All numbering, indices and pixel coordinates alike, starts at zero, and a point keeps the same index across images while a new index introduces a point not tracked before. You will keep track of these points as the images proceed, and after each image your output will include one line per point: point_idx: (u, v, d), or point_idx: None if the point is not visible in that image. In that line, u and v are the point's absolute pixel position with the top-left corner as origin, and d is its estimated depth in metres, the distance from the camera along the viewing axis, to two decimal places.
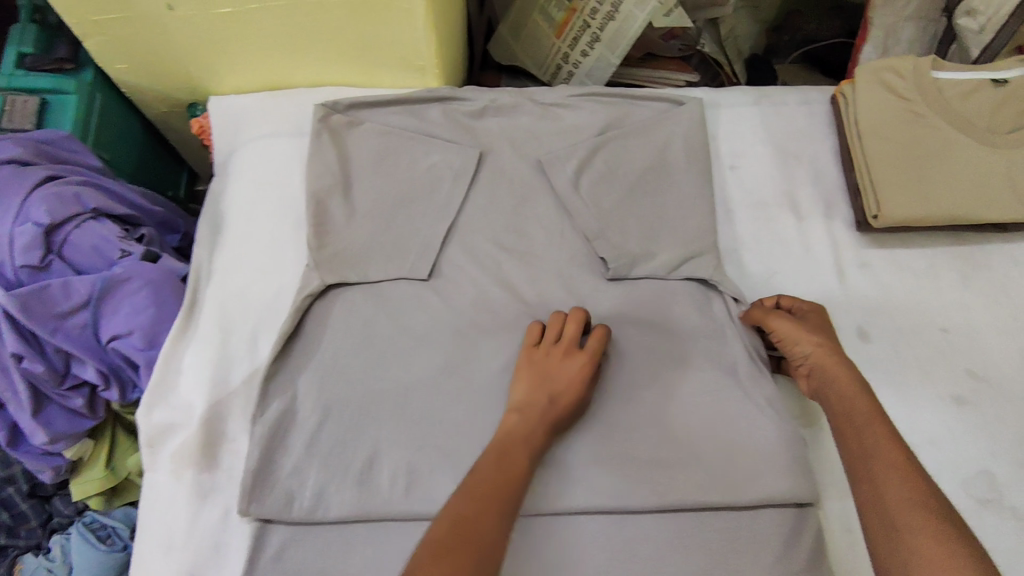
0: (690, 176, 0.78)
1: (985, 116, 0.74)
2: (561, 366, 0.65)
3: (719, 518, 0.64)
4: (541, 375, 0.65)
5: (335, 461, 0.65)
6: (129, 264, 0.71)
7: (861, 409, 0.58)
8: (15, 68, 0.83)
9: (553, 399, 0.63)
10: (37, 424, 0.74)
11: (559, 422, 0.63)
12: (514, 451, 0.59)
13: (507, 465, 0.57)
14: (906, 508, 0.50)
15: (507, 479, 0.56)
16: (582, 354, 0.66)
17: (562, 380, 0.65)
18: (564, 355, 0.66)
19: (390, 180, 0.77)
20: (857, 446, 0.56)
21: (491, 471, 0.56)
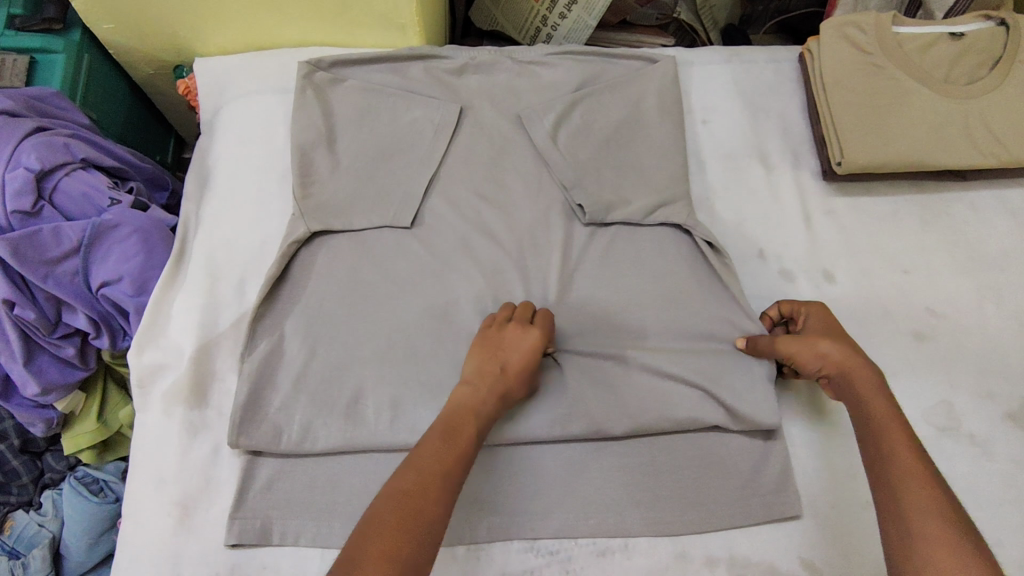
0: (663, 128, 0.81)
1: (942, 69, 0.78)
2: (513, 339, 0.64)
3: (689, 447, 0.68)
4: (494, 347, 0.64)
5: (322, 396, 0.68)
6: (118, 211, 0.74)
7: (882, 418, 0.56)
8: (5, 28, 0.85)
9: (504, 370, 0.63)
10: (29, 374, 0.76)
11: (510, 393, 0.62)
12: (464, 424, 0.58)
13: (454, 438, 0.56)
14: (919, 512, 0.49)
15: (453, 453, 0.55)
16: (534, 329, 0.65)
17: (521, 350, 0.64)
18: (516, 329, 0.65)
19: (373, 133, 0.79)
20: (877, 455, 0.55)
21: (440, 445, 0.55)
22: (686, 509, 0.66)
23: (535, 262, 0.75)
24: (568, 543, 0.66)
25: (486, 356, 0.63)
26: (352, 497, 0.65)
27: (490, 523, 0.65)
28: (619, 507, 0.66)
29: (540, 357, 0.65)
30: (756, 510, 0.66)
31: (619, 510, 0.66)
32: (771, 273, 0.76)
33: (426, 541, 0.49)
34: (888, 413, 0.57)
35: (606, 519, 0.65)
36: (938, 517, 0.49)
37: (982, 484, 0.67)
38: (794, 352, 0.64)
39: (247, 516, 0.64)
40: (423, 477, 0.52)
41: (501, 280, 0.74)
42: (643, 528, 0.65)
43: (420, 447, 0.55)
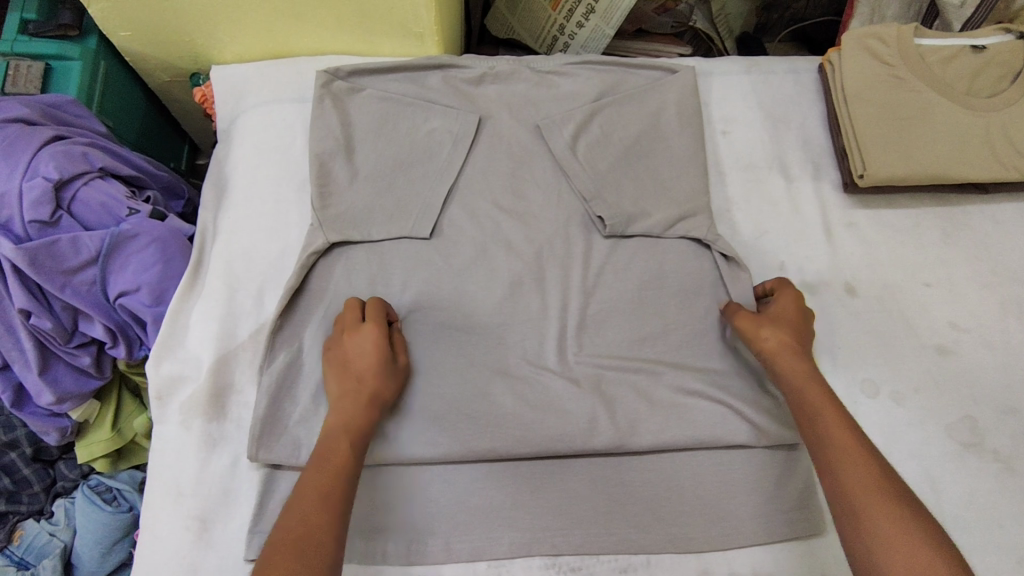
0: (684, 140, 0.80)
1: (964, 81, 0.78)
2: (354, 345, 0.65)
3: (713, 464, 0.67)
4: (340, 360, 0.65)
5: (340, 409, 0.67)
6: (137, 221, 0.73)
7: (815, 402, 0.59)
8: (19, 33, 0.84)
9: (362, 379, 0.63)
10: (43, 383, 0.75)
11: (380, 392, 0.63)
12: (334, 444, 0.59)
13: (326, 460, 0.57)
14: (863, 488, 0.52)
15: (328, 473, 0.56)
16: (370, 326, 0.65)
17: (367, 349, 0.64)
18: (352, 333, 0.65)
19: (391, 143, 0.79)
20: (816, 439, 0.57)
21: (316, 474, 0.56)
22: (709, 525, 0.65)
23: (555, 273, 0.74)
24: (590, 560, 0.65)
25: (337, 373, 0.64)
26: (372, 510, 0.65)
27: (512, 538, 0.64)
28: (641, 522, 0.66)
29: (388, 347, 0.65)
30: (780, 527, 0.65)
31: (639, 527, 0.65)
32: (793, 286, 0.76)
33: (322, 557, 0.51)
34: (822, 397, 0.60)
35: (628, 536, 0.65)
36: (895, 515, 0.50)
37: (1007, 501, 0.67)
38: (743, 330, 0.67)
39: (266, 531, 0.64)
40: (308, 509, 0.54)
41: (521, 293, 0.73)
42: (665, 544, 0.65)
43: (301, 482, 0.56)
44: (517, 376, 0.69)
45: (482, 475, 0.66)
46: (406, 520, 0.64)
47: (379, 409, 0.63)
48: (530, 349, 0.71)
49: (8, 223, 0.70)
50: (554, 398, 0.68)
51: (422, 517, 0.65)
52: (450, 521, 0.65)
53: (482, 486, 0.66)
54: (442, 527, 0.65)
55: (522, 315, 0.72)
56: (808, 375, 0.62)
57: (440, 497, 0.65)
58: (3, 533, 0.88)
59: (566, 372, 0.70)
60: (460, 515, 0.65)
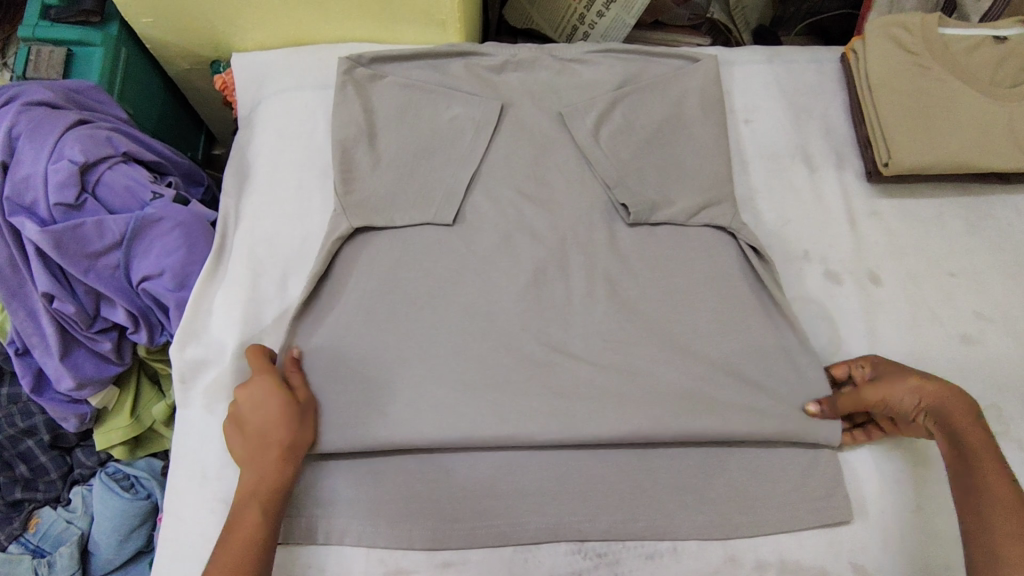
0: (707, 128, 0.80)
1: (988, 70, 0.77)
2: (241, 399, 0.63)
3: (737, 452, 0.67)
4: (236, 412, 0.64)
5: (363, 395, 0.67)
6: (161, 205, 0.73)
7: (975, 446, 0.59)
8: (41, 18, 0.84)
9: (248, 436, 0.62)
10: (64, 368, 0.75)
11: (296, 445, 0.62)
12: (244, 513, 0.59)
13: (233, 535, 0.58)
14: (1011, 542, 0.53)
15: (231, 549, 0.57)
16: (261, 380, 0.64)
17: (252, 405, 0.63)
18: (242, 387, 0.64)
19: (414, 130, 0.79)
20: (967, 485, 0.58)
21: (222, 552, 0.57)
22: (734, 512, 0.65)
23: (578, 260, 0.74)
24: (616, 545, 0.65)
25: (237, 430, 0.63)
26: (397, 494, 0.65)
27: (538, 523, 0.65)
28: (666, 508, 0.66)
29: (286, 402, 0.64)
30: (806, 514, 0.65)
31: (665, 512, 0.66)
32: (817, 275, 0.76)
33: None
34: (983, 442, 0.59)
35: (654, 522, 0.65)
36: None
37: None
38: (890, 394, 0.64)
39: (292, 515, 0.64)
40: None
41: (545, 279, 0.73)
42: (691, 530, 0.65)
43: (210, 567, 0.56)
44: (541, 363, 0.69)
45: (506, 462, 0.66)
46: (431, 505, 0.65)
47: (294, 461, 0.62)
48: (555, 336, 0.70)
49: (32, 206, 0.70)
50: (579, 383, 0.68)
51: (448, 502, 0.65)
52: (475, 506, 0.65)
53: (506, 471, 0.66)
54: (468, 512, 0.65)
55: (546, 301, 0.72)
56: (970, 414, 0.61)
57: (466, 482, 0.65)
58: (19, 521, 0.87)
59: (591, 359, 0.69)
60: (486, 500, 0.65)
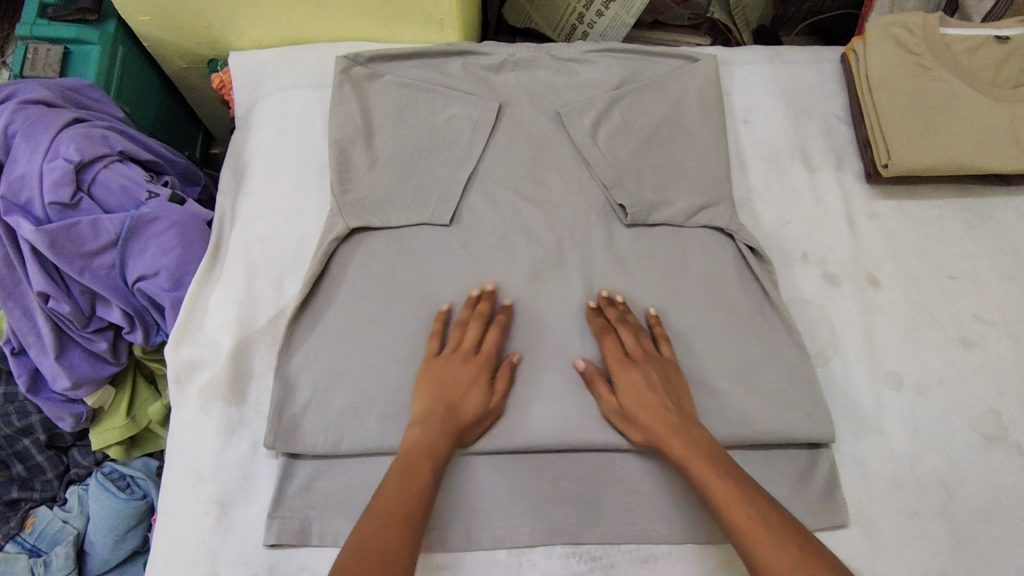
0: (706, 129, 0.80)
1: (990, 71, 0.77)
2: (455, 373, 0.65)
3: (735, 456, 0.67)
4: (436, 380, 0.64)
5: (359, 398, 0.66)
6: (157, 205, 0.73)
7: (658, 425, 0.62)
8: (38, 17, 0.84)
9: (456, 407, 0.63)
10: (59, 367, 0.75)
11: (468, 422, 0.63)
12: (420, 465, 0.58)
13: (407, 480, 0.57)
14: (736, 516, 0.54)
15: (410, 495, 0.56)
16: (476, 359, 0.66)
17: (465, 383, 0.64)
18: (459, 360, 0.65)
19: (411, 129, 0.78)
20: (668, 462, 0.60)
21: (389, 497, 0.55)
22: None
23: (576, 261, 0.74)
24: (612, 549, 0.65)
25: (428, 396, 0.63)
26: None
27: (533, 526, 0.64)
28: (663, 512, 0.65)
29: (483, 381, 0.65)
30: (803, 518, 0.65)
31: (660, 515, 0.65)
32: (815, 277, 0.75)
33: None
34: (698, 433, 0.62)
35: (650, 525, 0.65)
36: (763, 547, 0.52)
37: None
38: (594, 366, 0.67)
39: (286, 517, 0.64)
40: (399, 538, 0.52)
41: (542, 280, 0.73)
42: (688, 534, 0.65)
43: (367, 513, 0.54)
44: (537, 365, 0.68)
45: (502, 464, 0.66)
46: (426, 507, 0.64)
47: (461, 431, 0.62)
48: (552, 338, 0.70)
49: (27, 205, 0.70)
50: (574, 386, 0.68)
51: (443, 505, 0.64)
52: (471, 508, 0.64)
53: (502, 473, 0.65)
54: (462, 514, 0.64)
55: (543, 303, 0.72)
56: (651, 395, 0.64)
57: (461, 485, 0.65)
58: (15, 521, 0.87)
59: (587, 361, 0.69)
60: (481, 502, 0.65)
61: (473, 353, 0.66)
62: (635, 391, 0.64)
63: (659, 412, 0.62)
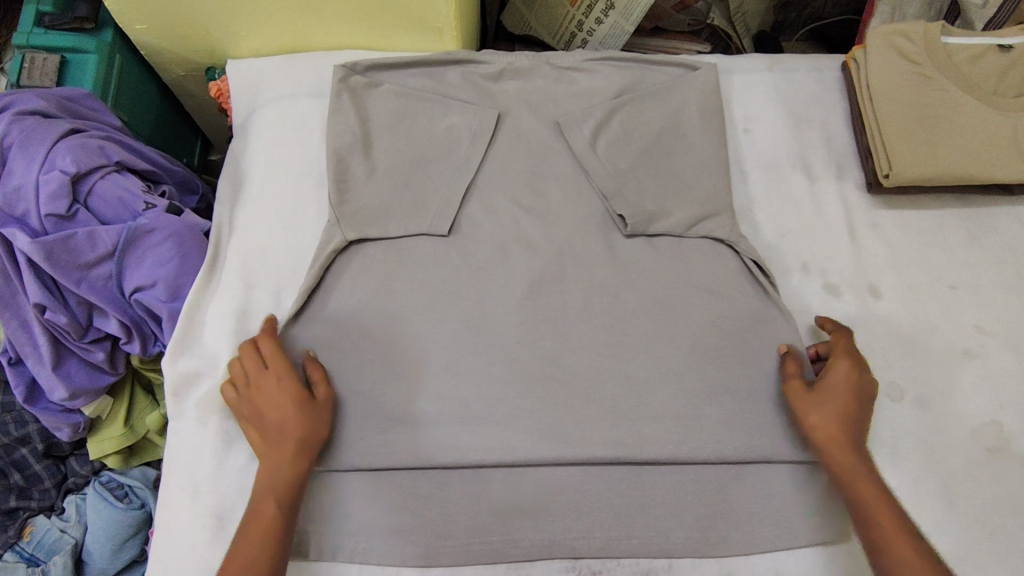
0: (706, 138, 0.79)
1: (991, 80, 0.76)
2: (277, 397, 0.64)
3: (733, 468, 0.67)
4: (255, 412, 0.64)
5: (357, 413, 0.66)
6: (153, 215, 0.72)
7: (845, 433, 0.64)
8: (35, 26, 0.83)
9: (278, 432, 0.63)
10: (57, 378, 0.75)
11: (307, 436, 0.63)
12: (262, 503, 0.60)
13: (252, 525, 0.59)
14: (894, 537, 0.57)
15: (259, 539, 0.58)
16: (269, 376, 0.65)
17: (276, 403, 0.64)
18: (256, 386, 0.65)
19: (410, 139, 0.78)
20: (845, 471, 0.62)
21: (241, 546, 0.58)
22: (730, 530, 0.65)
23: (575, 272, 0.73)
24: (611, 562, 0.65)
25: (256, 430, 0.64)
26: (391, 510, 0.64)
27: (531, 540, 0.64)
28: (661, 525, 0.65)
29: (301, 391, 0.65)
30: (802, 532, 0.65)
31: (659, 529, 0.65)
32: (816, 287, 0.75)
33: None
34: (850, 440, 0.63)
35: (649, 539, 0.65)
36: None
37: None
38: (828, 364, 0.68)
39: None
40: None
41: (542, 291, 0.72)
42: (687, 547, 0.65)
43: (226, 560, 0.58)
44: (536, 377, 0.68)
45: (501, 477, 0.66)
46: (425, 521, 0.64)
47: (304, 452, 0.62)
48: (551, 350, 0.70)
49: (24, 217, 0.70)
50: (573, 398, 0.68)
51: (441, 518, 0.64)
52: (469, 521, 0.64)
53: (500, 486, 0.65)
54: (461, 528, 0.64)
55: (542, 313, 0.71)
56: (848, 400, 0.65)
57: (459, 498, 0.65)
58: (14, 529, 0.87)
59: (586, 373, 0.69)
60: (479, 515, 0.65)
61: (264, 370, 0.66)
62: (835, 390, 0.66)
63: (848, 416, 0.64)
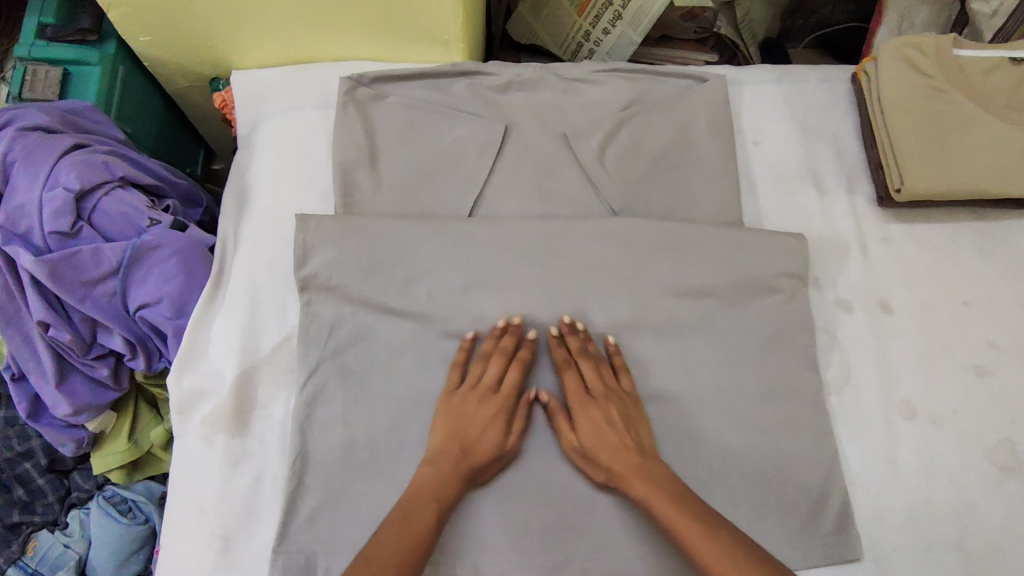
0: (715, 149, 0.78)
1: (1003, 94, 0.76)
2: (480, 403, 0.65)
3: (745, 488, 0.66)
4: (458, 419, 0.65)
5: (363, 431, 0.66)
6: (158, 232, 0.72)
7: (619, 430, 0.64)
8: (37, 38, 0.83)
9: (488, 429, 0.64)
10: (60, 394, 0.74)
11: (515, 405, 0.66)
12: (443, 486, 0.61)
13: (444, 489, 0.61)
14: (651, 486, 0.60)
15: (446, 491, 0.61)
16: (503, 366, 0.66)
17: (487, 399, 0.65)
18: (476, 396, 0.65)
19: (417, 152, 0.77)
20: (620, 468, 0.62)
21: (396, 528, 0.57)
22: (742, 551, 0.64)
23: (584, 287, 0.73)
24: None
25: (447, 428, 0.64)
26: None
27: (542, 562, 0.64)
28: (672, 545, 0.65)
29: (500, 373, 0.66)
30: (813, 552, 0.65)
31: (670, 547, 0.65)
32: (826, 303, 0.74)
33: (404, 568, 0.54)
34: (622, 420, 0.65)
35: (659, 559, 0.65)
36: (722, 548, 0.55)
37: None
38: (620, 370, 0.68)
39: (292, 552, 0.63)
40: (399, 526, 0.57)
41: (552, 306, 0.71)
42: None
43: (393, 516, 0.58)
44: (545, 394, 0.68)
45: (509, 497, 0.65)
46: (434, 542, 0.64)
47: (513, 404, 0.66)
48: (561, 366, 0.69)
49: (27, 234, 0.69)
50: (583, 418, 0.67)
51: (450, 540, 0.64)
52: (477, 542, 0.64)
53: (510, 507, 0.65)
54: (471, 548, 0.64)
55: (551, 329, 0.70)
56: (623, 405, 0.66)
57: (468, 519, 0.65)
58: (17, 545, 0.86)
59: None
60: (486, 536, 0.64)
61: (493, 391, 0.66)
62: (594, 424, 0.64)
63: (625, 451, 0.63)
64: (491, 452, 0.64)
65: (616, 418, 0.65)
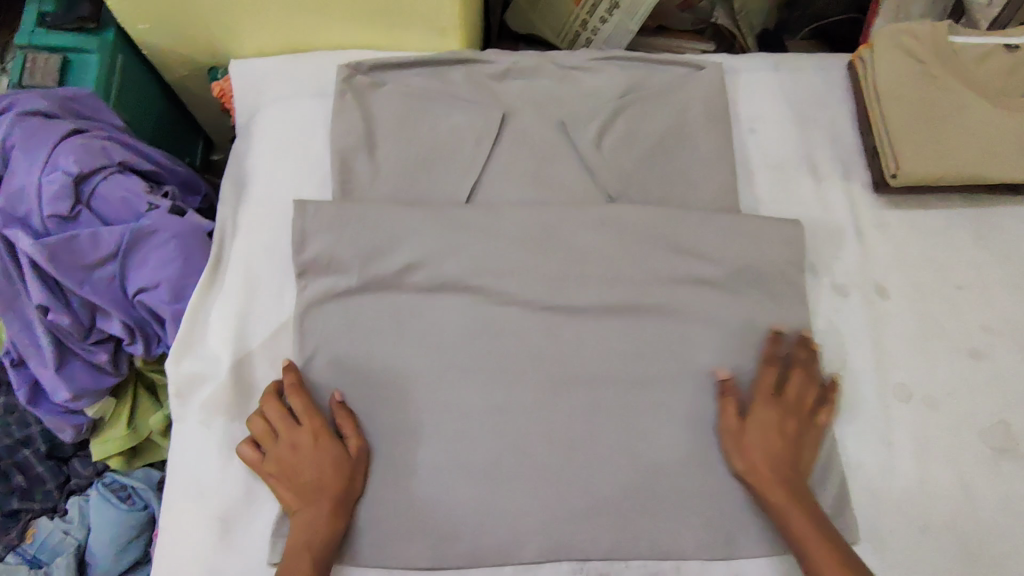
0: (712, 136, 0.79)
1: (998, 80, 0.76)
2: (314, 455, 0.63)
3: (739, 470, 0.67)
4: (290, 466, 0.63)
5: (305, 490, 0.62)
6: (157, 216, 0.72)
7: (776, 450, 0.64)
8: (38, 26, 0.83)
9: (318, 488, 0.62)
10: (60, 379, 0.75)
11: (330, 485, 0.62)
12: (299, 564, 0.58)
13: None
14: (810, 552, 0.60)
15: None
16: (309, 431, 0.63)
17: (318, 463, 0.62)
18: (316, 443, 0.63)
19: (415, 138, 0.77)
20: (778, 499, 0.62)
21: None
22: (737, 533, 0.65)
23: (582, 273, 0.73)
24: (617, 564, 0.65)
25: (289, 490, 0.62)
26: (397, 513, 0.64)
27: (538, 543, 0.64)
28: (668, 527, 0.65)
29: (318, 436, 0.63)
30: None
31: (664, 527, 0.65)
32: (823, 288, 0.75)
33: None
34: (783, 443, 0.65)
35: (656, 540, 0.65)
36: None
37: None
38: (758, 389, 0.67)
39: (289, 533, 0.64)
40: None
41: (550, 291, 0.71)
42: (693, 549, 0.65)
43: None
44: (542, 378, 0.68)
45: (507, 480, 0.65)
46: (432, 523, 0.64)
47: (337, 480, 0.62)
48: (558, 350, 0.69)
49: (27, 218, 0.70)
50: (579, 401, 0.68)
51: (448, 521, 0.64)
52: (475, 523, 0.64)
53: (508, 489, 0.65)
54: (469, 530, 0.64)
55: (549, 314, 0.70)
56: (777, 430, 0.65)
57: (465, 500, 0.65)
58: (16, 531, 0.86)
59: (592, 373, 0.69)
60: (484, 518, 0.64)
61: (298, 428, 0.64)
62: (762, 434, 0.65)
63: (781, 465, 0.64)
64: (329, 524, 0.61)
65: (788, 432, 0.65)
